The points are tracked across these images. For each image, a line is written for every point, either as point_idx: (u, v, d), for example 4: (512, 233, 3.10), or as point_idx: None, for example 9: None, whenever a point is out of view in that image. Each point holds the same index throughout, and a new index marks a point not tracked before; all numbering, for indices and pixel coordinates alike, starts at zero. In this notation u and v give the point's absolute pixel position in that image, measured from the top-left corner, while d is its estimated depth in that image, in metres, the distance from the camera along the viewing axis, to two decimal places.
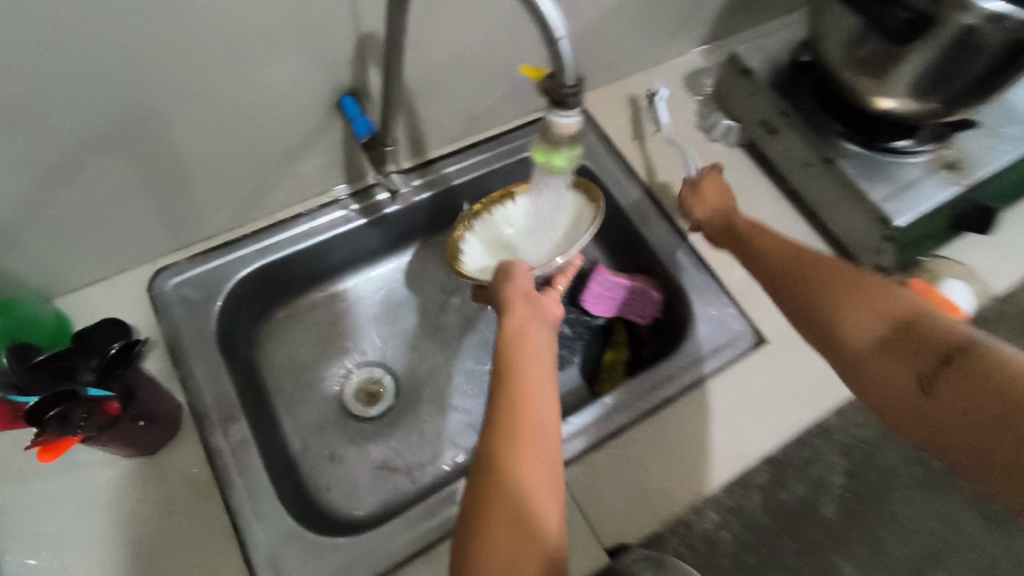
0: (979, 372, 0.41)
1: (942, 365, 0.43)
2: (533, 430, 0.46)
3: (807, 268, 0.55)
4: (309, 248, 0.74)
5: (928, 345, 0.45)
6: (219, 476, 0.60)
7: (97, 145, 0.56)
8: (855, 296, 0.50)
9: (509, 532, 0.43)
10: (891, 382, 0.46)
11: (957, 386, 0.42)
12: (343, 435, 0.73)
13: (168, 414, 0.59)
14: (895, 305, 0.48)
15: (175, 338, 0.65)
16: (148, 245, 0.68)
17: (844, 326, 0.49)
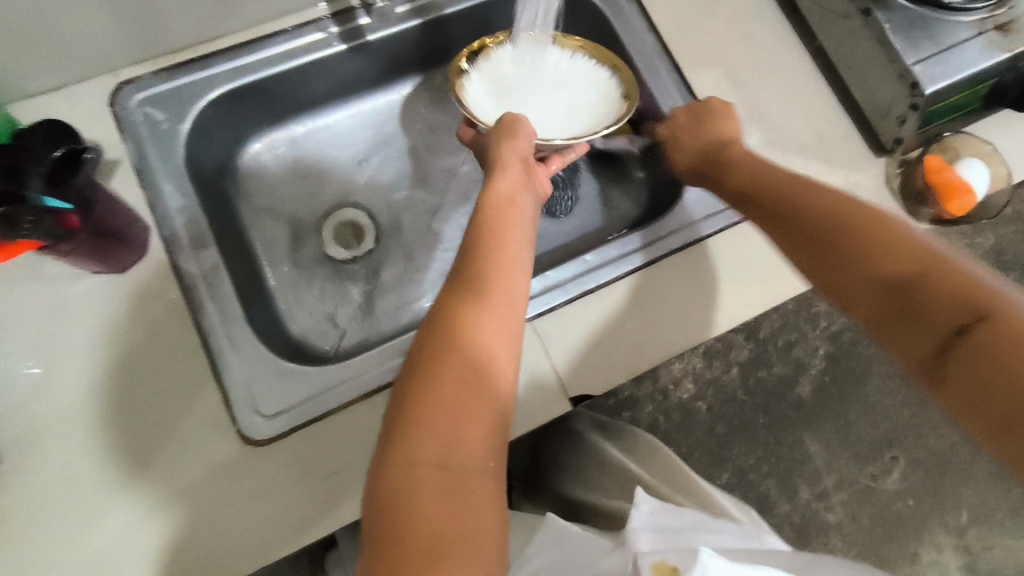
0: (995, 341, 0.38)
1: (956, 334, 0.40)
2: (499, 297, 0.47)
3: (830, 212, 0.50)
4: (285, 73, 0.68)
5: (943, 309, 0.41)
6: (190, 298, 0.60)
7: None
8: (882, 257, 0.45)
9: (457, 381, 0.42)
10: (910, 344, 0.42)
11: (969, 363, 0.38)
12: (323, 274, 0.73)
13: (138, 235, 0.60)
14: (909, 257, 0.44)
15: (142, 156, 0.62)
16: (107, 51, 0.63)
17: (853, 293, 0.45)
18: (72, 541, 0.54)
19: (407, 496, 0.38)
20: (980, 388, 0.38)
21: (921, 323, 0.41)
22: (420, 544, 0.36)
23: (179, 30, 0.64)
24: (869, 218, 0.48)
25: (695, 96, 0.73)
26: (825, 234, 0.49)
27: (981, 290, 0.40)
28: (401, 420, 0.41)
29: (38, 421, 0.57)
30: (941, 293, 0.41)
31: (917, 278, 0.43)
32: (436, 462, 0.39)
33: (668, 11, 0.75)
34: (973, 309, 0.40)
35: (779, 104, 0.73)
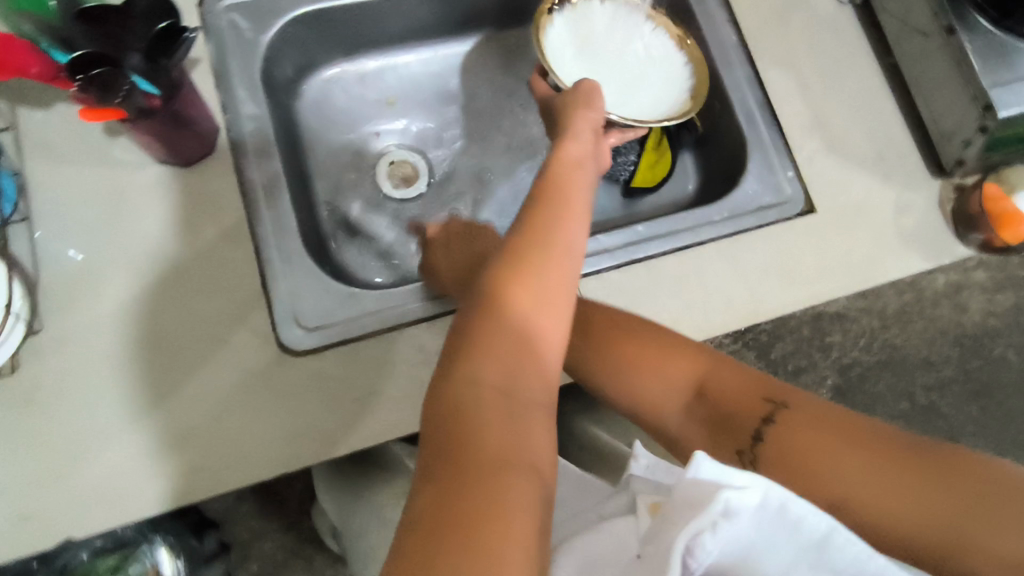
0: (796, 432, 0.45)
1: (755, 435, 0.47)
2: (559, 250, 0.45)
3: (591, 310, 0.59)
4: (370, 4, 0.69)
5: (739, 416, 0.49)
6: (247, 204, 0.60)
7: None
8: (661, 367, 0.54)
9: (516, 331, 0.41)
10: (721, 453, 0.49)
11: (776, 447, 0.45)
12: (372, 209, 0.73)
13: (206, 129, 0.58)
14: (684, 370, 0.53)
15: (221, 61, 0.63)
16: None
17: (641, 397, 0.54)
18: (97, 418, 0.54)
19: (470, 414, 0.37)
20: (800, 480, 0.43)
21: (728, 419, 0.49)
22: (481, 457, 0.35)
23: None
24: (608, 317, 0.58)
25: (765, 93, 0.74)
26: (609, 337, 0.56)
27: (739, 386, 0.50)
28: (464, 351, 0.39)
29: (80, 297, 0.56)
30: (730, 395, 0.50)
31: (697, 391, 0.52)
32: (495, 392, 0.38)
33: (748, 7, 0.76)
34: (762, 401, 0.48)
35: (845, 114, 0.74)
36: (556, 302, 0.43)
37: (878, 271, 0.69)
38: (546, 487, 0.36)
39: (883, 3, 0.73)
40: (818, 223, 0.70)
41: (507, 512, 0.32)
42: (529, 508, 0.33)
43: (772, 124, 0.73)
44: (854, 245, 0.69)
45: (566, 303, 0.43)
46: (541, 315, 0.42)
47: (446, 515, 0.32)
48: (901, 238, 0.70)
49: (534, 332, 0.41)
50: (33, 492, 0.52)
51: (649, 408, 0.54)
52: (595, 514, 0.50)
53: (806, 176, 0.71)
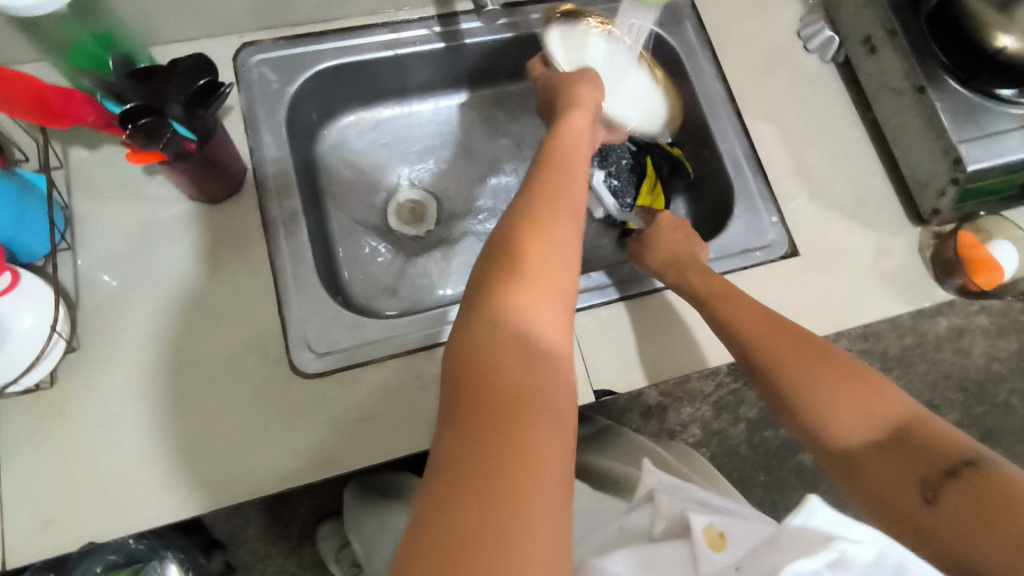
0: (982, 487, 0.41)
1: (948, 476, 0.43)
2: (562, 194, 0.50)
3: (789, 334, 0.57)
4: (388, 59, 0.76)
5: (927, 451, 0.45)
6: (268, 238, 0.66)
7: None
8: (861, 402, 0.50)
9: (515, 290, 0.43)
10: (898, 491, 0.46)
11: (962, 505, 0.42)
12: (383, 244, 0.79)
13: (233, 171, 0.64)
14: (900, 407, 0.49)
15: (250, 109, 0.70)
16: (237, 15, 0.70)
17: (836, 429, 0.50)
18: (120, 434, 0.58)
19: (490, 351, 0.40)
20: (975, 536, 0.40)
21: (918, 460, 0.45)
22: (506, 385, 0.38)
23: (303, 8, 0.72)
24: (802, 343, 0.55)
25: (751, 143, 0.79)
26: (820, 366, 0.53)
27: (936, 429, 0.47)
28: (477, 303, 0.43)
29: (112, 320, 0.62)
30: (936, 441, 0.46)
31: (895, 431, 0.48)
32: (515, 326, 0.41)
33: (736, 63, 0.81)
34: (962, 454, 0.44)
35: (828, 164, 0.78)
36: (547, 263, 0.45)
37: (859, 313, 0.73)
38: (557, 432, 0.37)
39: (861, 61, 0.78)
40: (801, 266, 0.74)
41: (529, 485, 0.34)
42: (552, 459, 0.36)
43: (758, 172, 0.78)
44: (835, 287, 0.73)
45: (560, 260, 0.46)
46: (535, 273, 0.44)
47: (494, 437, 0.35)
48: (882, 280, 0.74)
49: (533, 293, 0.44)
50: (59, 499, 0.56)
51: (819, 435, 0.51)
52: (618, 527, 0.55)
53: (790, 221, 0.76)
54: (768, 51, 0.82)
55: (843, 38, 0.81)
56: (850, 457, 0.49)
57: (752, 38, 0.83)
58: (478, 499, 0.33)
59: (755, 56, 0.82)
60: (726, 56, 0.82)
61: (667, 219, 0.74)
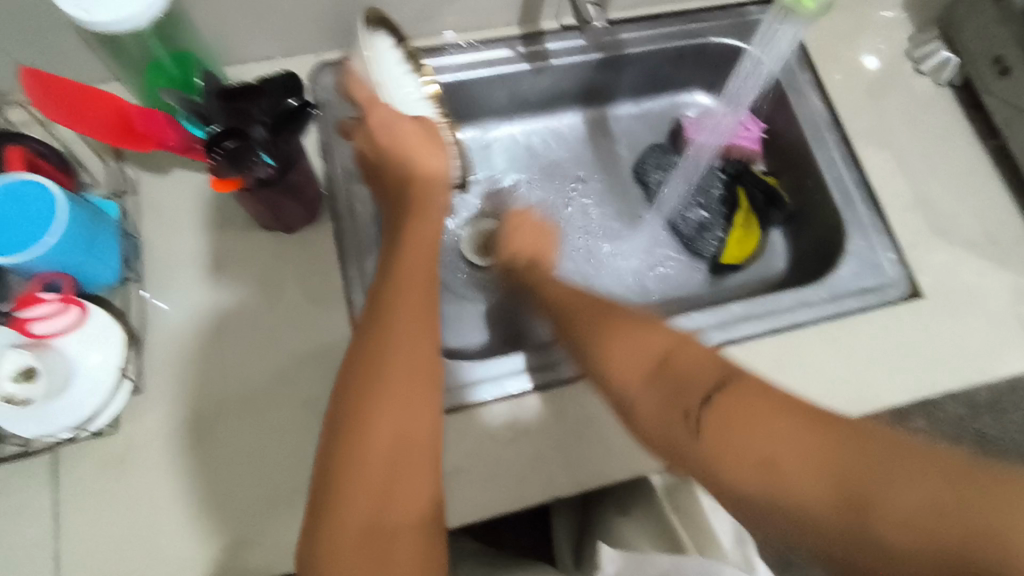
0: (736, 408, 0.39)
1: (704, 402, 0.40)
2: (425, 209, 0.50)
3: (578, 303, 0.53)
4: (468, 81, 0.71)
5: (693, 376, 0.42)
6: (344, 271, 0.61)
7: None
8: (637, 339, 0.46)
9: (408, 350, 0.43)
10: (676, 430, 0.41)
11: (723, 424, 0.39)
12: (458, 277, 0.74)
13: (311, 196, 0.60)
14: (661, 339, 0.45)
15: (327, 133, 0.66)
16: (318, 34, 0.66)
17: (607, 359, 0.46)
18: (185, 485, 0.53)
19: (367, 411, 0.41)
20: (739, 463, 0.37)
21: (680, 389, 0.42)
22: (378, 494, 0.39)
23: None
24: (574, 297, 0.54)
25: (862, 171, 0.72)
26: (595, 312, 0.51)
27: (709, 362, 0.43)
28: (357, 358, 0.43)
29: (179, 358, 0.57)
30: (706, 367, 0.42)
31: (662, 358, 0.44)
32: (393, 450, 0.40)
33: (841, 86, 0.75)
34: (716, 377, 0.41)
35: (949, 196, 0.71)
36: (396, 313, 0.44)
37: (994, 363, 0.64)
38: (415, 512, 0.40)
39: (987, 85, 0.71)
40: (924, 308, 0.66)
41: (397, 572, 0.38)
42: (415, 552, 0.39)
43: (870, 204, 0.70)
44: (966, 334, 0.65)
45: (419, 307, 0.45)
46: (396, 324, 0.44)
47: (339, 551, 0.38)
48: (1018, 327, 0.66)
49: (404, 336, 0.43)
50: (117, 556, 0.51)
51: (602, 376, 0.47)
52: None
53: (910, 259, 0.68)
54: (876, 73, 0.76)
55: (963, 59, 0.74)
56: (619, 394, 0.45)
57: (857, 60, 0.77)
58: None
59: (862, 78, 0.76)
60: (830, 78, 0.76)
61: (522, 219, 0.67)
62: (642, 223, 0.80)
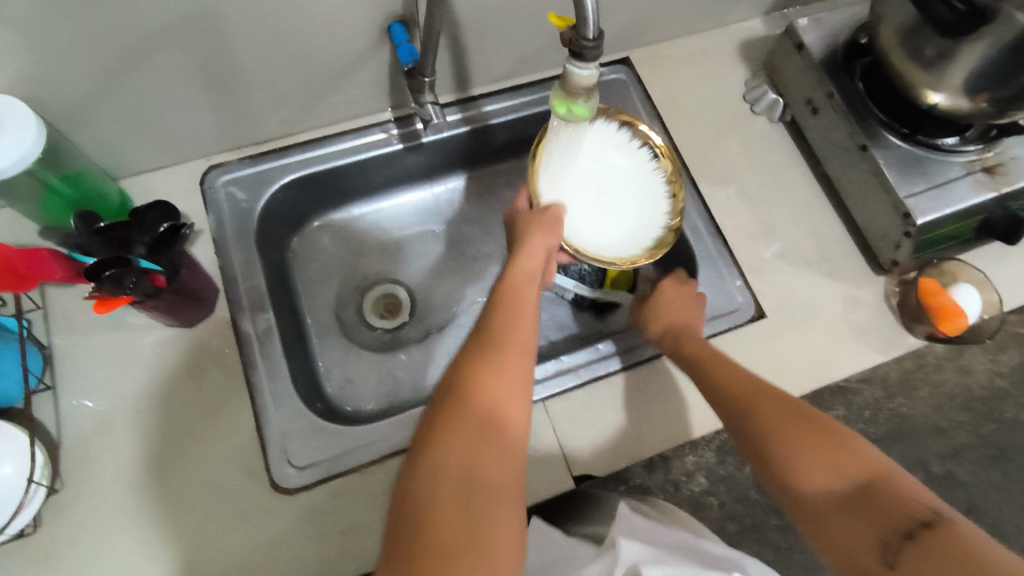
0: (944, 550, 0.40)
1: (906, 540, 0.42)
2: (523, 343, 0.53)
3: (759, 398, 0.56)
4: (347, 165, 0.78)
5: (888, 509, 0.44)
6: (244, 354, 0.68)
7: (154, 42, 0.60)
8: (829, 452, 0.49)
9: (467, 446, 0.43)
10: (859, 552, 0.44)
11: (928, 563, 0.40)
12: (361, 341, 0.80)
13: (202, 296, 0.67)
14: (853, 462, 0.48)
15: (219, 229, 0.72)
16: (202, 141, 0.73)
17: (800, 473, 0.49)
18: (109, 573, 0.59)
19: (428, 522, 0.40)
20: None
21: (882, 516, 0.44)
22: (463, 480, 0.42)
23: (266, 127, 0.75)
24: (752, 391, 0.57)
25: (709, 209, 0.80)
26: (805, 421, 0.52)
27: (917, 500, 0.44)
28: (425, 458, 0.43)
29: (94, 454, 0.63)
30: (900, 495, 0.45)
31: (861, 484, 0.46)
32: (479, 450, 0.44)
33: (686, 132, 0.84)
34: (929, 508, 0.43)
35: (786, 221, 0.80)
36: (478, 407, 0.46)
37: (831, 368, 0.73)
38: None
39: (806, 120, 0.81)
40: (769, 326, 0.75)
41: None
42: None
43: (718, 237, 0.79)
44: (805, 344, 0.74)
45: (515, 409, 0.48)
46: (488, 428, 0.45)
47: (433, 539, 0.39)
48: (851, 334, 0.75)
49: (479, 442, 0.44)
50: None
51: (789, 483, 0.50)
52: None
53: (755, 283, 0.77)
54: (717, 118, 0.86)
55: (787, 99, 0.84)
56: (806, 500, 0.48)
57: (699, 107, 0.86)
58: (464, 573, 0.38)
59: (705, 123, 0.85)
60: (677, 126, 0.85)
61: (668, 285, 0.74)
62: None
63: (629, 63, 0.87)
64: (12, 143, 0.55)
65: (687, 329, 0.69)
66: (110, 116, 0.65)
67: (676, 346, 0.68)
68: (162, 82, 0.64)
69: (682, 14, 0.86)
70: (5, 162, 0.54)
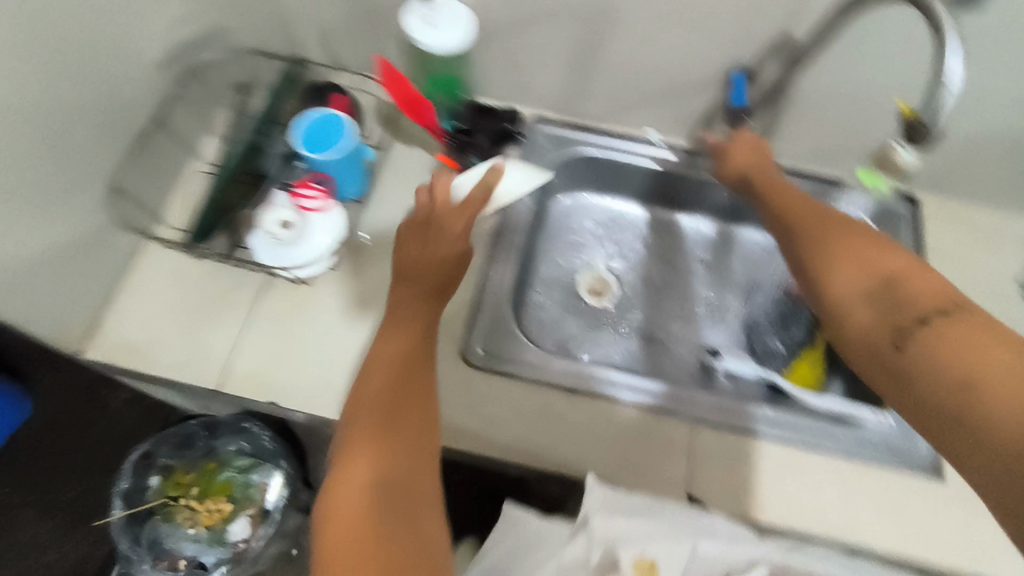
0: (949, 331, 0.41)
1: (918, 323, 0.43)
2: (422, 351, 0.55)
3: (815, 219, 0.58)
4: (631, 165, 0.92)
5: (909, 306, 0.45)
6: (492, 255, 0.83)
7: (567, 9, 0.79)
8: (866, 262, 0.50)
9: (370, 454, 0.47)
10: (874, 339, 0.45)
11: (931, 343, 0.41)
12: (565, 301, 0.92)
13: (493, 191, 0.82)
14: (887, 264, 0.49)
15: (521, 160, 0.89)
16: (544, 95, 0.91)
17: (836, 280, 0.50)
18: (325, 340, 0.75)
19: (347, 545, 0.42)
20: (942, 386, 0.39)
21: (897, 306, 0.45)
22: (371, 526, 0.43)
23: (593, 107, 0.91)
24: (809, 214, 0.59)
25: None
26: (844, 233, 0.54)
27: (940, 294, 0.44)
28: (331, 484, 0.46)
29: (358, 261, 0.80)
30: (922, 290, 0.45)
31: (888, 279, 0.47)
32: (405, 464, 0.47)
33: (943, 281, 0.85)
34: (947, 302, 0.43)
35: None
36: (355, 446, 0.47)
37: (989, 563, 0.69)
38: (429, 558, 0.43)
39: None
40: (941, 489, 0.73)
41: None
42: None
43: None
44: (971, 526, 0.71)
45: (415, 412, 0.51)
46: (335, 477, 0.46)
47: None
48: None
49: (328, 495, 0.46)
50: (267, 358, 0.73)
51: (822, 284, 0.51)
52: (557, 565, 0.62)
53: None
54: (982, 286, 0.85)
55: None
56: (841, 309, 0.49)
57: (968, 268, 0.86)
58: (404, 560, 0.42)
59: (968, 284, 0.85)
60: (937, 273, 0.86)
61: (750, 143, 0.72)
62: (726, 319, 0.92)
63: (914, 200, 0.90)
64: (438, 37, 0.75)
65: (771, 171, 0.68)
66: (504, 48, 0.86)
67: (750, 179, 0.69)
68: (553, 40, 0.83)
69: (994, 183, 0.87)
70: (423, 41, 0.76)
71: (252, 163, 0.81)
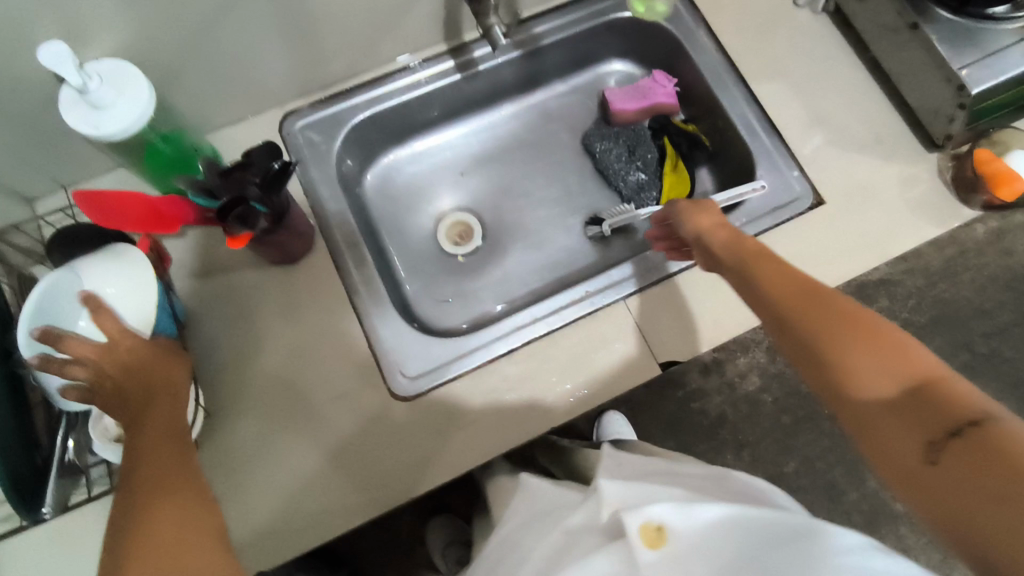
0: (996, 446, 0.36)
1: (954, 435, 0.38)
2: (172, 402, 0.55)
3: (816, 292, 0.48)
4: (411, 100, 0.83)
5: (941, 412, 0.39)
6: (348, 284, 0.74)
7: None
8: (889, 353, 0.43)
9: (160, 507, 0.47)
10: (898, 447, 0.40)
11: (971, 458, 0.36)
12: (439, 267, 0.86)
13: (305, 235, 0.71)
14: (912, 364, 0.42)
15: (304, 172, 0.77)
16: (278, 90, 0.77)
17: (852, 373, 0.43)
18: (263, 478, 0.67)
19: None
20: (982, 506, 0.35)
21: (927, 414, 0.39)
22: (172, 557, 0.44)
23: (334, 71, 0.79)
24: (804, 281, 0.49)
25: (761, 106, 0.83)
26: (853, 318, 0.45)
27: (974, 406, 0.38)
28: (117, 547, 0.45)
29: (230, 383, 0.70)
30: (954, 398, 0.39)
31: (916, 386, 0.41)
32: (189, 509, 0.47)
33: (731, 30, 0.86)
34: (978, 411, 0.38)
35: (841, 108, 0.82)
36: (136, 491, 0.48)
37: (891, 244, 0.77)
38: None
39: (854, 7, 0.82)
40: (829, 212, 0.79)
41: None
42: None
43: (771, 131, 0.82)
44: (865, 226, 0.78)
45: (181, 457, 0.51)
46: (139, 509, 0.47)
47: None
48: (909, 210, 0.78)
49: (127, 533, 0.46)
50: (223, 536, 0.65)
51: (837, 381, 0.43)
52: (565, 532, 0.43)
53: (812, 172, 0.80)
54: (762, 15, 0.86)
55: None
56: (862, 404, 0.42)
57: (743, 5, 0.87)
58: None
59: (750, 20, 0.86)
60: (722, 26, 0.86)
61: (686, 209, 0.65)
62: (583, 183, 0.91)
63: None
64: (120, 115, 0.59)
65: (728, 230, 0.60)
66: (199, 72, 0.70)
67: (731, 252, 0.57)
68: (245, 33, 0.68)
69: None
70: (109, 132, 0.59)
71: (25, 380, 0.63)
